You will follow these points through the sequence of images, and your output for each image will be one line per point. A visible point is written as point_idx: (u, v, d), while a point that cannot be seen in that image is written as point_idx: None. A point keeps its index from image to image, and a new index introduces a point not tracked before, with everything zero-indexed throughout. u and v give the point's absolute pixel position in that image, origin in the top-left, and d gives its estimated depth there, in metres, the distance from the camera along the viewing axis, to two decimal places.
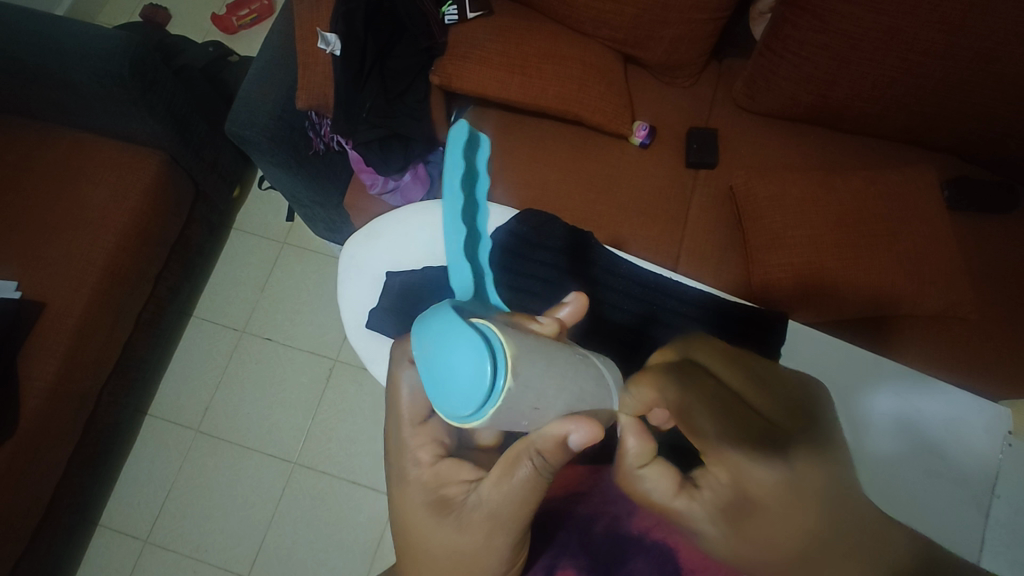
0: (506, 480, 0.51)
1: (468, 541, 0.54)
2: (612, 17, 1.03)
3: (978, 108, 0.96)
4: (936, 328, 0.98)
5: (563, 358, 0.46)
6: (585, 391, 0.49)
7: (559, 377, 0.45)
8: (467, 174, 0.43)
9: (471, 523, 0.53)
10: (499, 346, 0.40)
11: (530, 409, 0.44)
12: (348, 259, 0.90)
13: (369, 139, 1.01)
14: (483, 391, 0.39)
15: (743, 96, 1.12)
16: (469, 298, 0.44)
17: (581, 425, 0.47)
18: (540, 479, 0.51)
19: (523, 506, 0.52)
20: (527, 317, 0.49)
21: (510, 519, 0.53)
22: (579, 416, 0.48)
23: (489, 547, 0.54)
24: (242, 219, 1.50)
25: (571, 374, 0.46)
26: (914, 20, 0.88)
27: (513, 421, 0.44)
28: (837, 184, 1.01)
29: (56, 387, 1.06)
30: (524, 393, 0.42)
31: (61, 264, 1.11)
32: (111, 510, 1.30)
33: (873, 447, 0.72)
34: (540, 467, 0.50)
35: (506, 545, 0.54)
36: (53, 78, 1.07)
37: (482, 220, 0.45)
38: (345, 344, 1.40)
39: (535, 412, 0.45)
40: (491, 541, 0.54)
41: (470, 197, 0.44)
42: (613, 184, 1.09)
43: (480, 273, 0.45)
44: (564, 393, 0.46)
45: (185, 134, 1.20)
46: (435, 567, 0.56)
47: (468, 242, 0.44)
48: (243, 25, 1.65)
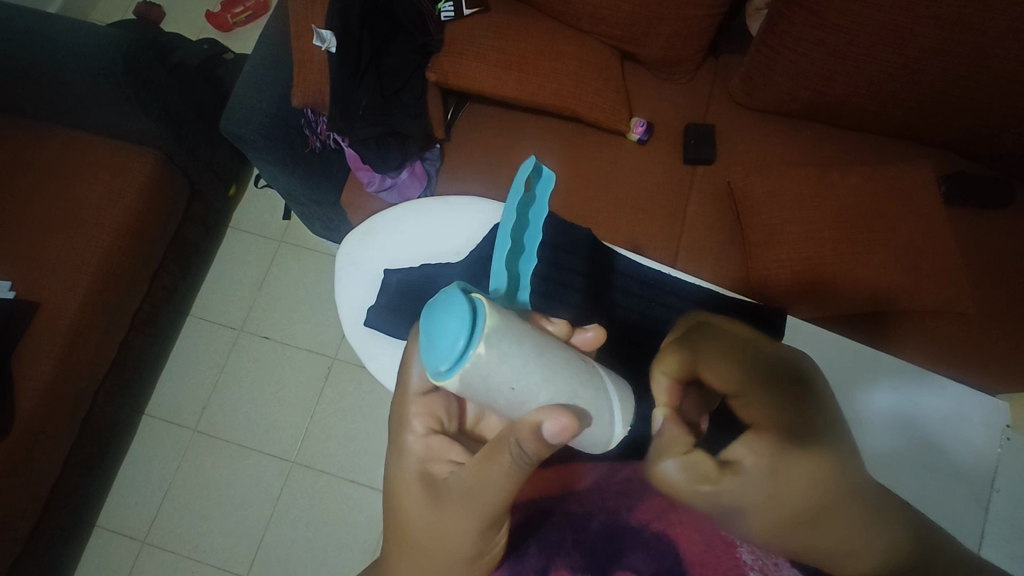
0: (487, 465, 0.51)
1: (442, 518, 0.54)
2: (609, 13, 1.03)
3: (975, 104, 0.96)
4: (935, 324, 0.98)
5: (553, 354, 0.48)
6: (574, 391, 0.48)
7: (544, 368, 0.46)
8: (525, 201, 0.53)
9: (449, 502, 0.54)
10: (481, 319, 0.44)
11: (505, 388, 0.45)
12: (346, 257, 0.90)
13: (366, 137, 0.99)
14: (454, 354, 0.43)
15: (740, 93, 1.12)
16: (499, 295, 0.52)
17: (560, 419, 0.46)
18: (519, 469, 0.50)
19: (496, 494, 0.52)
20: (541, 317, 0.55)
21: (484, 505, 0.52)
22: (562, 409, 0.47)
23: (460, 531, 0.53)
24: (239, 218, 1.50)
25: (559, 368, 0.47)
26: (910, 16, 0.88)
27: (491, 397, 0.46)
28: (834, 179, 1.01)
29: (52, 388, 1.05)
30: (499, 367, 0.44)
31: (56, 264, 1.10)
32: (108, 511, 1.29)
33: (873, 445, 0.72)
34: (519, 456, 0.49)
35: (478, 534, 0.53)
36: (45, 76, 1.06)
37: (528, 239, 0.54)
38: (344, 343, 1.40)
39: (512, 394, 0.46)
40: (464, 526, 0.53)
41: (523, 220, 0.53)
42: (611, 180, 1.09)
43: (515, 279, 0.53)
44: (550, 384, 0.47)
45: (180, 132, 1.19)
46: (411, 541, 0.56)
47: (512, 253, 0.53)
48: (238, 23, 1.64)
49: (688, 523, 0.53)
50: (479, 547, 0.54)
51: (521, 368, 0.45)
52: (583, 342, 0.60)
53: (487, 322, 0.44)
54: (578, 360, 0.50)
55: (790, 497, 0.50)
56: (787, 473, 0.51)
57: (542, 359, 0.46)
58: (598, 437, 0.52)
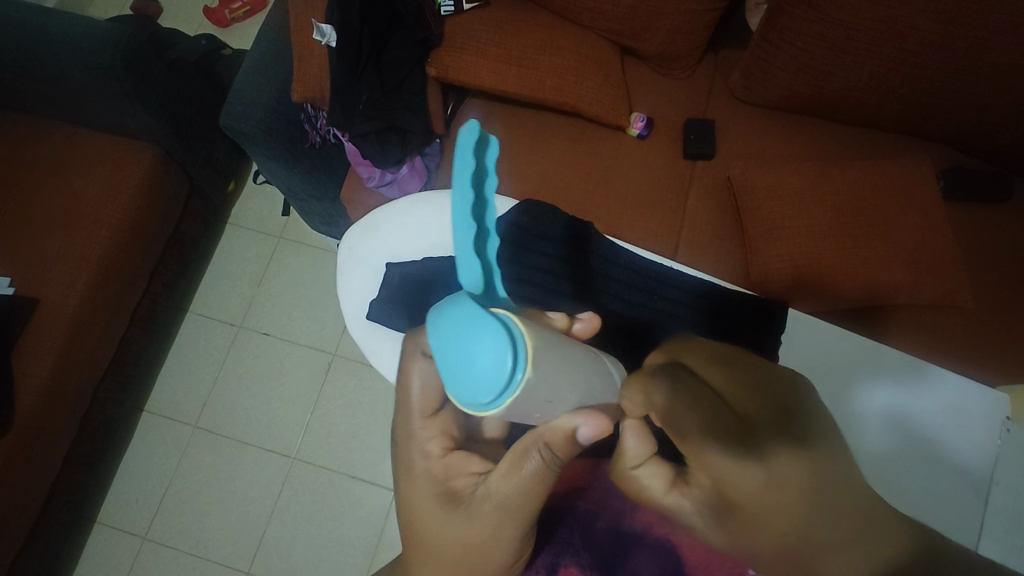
0: (516, 473, 0.52)
1: (478, 534, 0.54)
2: (608, 8, 1.03)
3: (974, 98, 0.96)
4: (933, 317, 0.99)
5: (576, 357, 0.49)
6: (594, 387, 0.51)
7: (573, 374, 0.48)
8: (478, 172, 0.45)
9: (482, 516, 0.53)
10: (520, 340, 0.41)
11: (545, 402, 0.46)
12: (347, 250, 0.90)
13: (366, 131, 0.99)
14: (501, 383, 0.39)
15: (739, 88, 1.12)
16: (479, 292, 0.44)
17: (591, 419, 0.49)
18: (552, 472, 0.52)
19: (532, 498, 0.53)
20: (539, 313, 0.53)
21: (521, 510, 0.53)
22: (588, 410, 0.50)
23: (497, 541, 0.54)
24: (238, 214, 1.49)
25: (583, 370, 0.49)
26: (910, 11, 0.88)
27: (528, 412, 0.46)
28: (833, 173, 1.01)
29: (51, 384, 1.05)
30: (541, 387, 0.43)
31: (55, 260, 1.09)
32: (109, 508, 1.29)
33: (865, 442, 0.72)
34: (551, 460, 0.51)
35: (515, 540, 0.55)
36: (42, 71, 1.05)
37: (488, 217, 0.46)
38: (344, 338, 1.40)
39: (548, 405, 0.46)
40: (501, 534, 0.54)
41: (479, 196, 0.45)
42: (611, 175, 1.09)
43: (488, 267, 0.46)
44: (577, 387, 0.49)
45: (178, 127, 1.18)
46: (442, 562, 0.55)
47: (478, 237, 0.45)
48: (236, 19, 1.64)
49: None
50: (516, 552, 0.56)
51: (558, 381, 0.45)
52: (580, 333, 0.59)
53: (527, 346, 0.41)
54: (584, 350, 0.52)
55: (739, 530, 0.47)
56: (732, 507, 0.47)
57: (570, 368, 0.47)
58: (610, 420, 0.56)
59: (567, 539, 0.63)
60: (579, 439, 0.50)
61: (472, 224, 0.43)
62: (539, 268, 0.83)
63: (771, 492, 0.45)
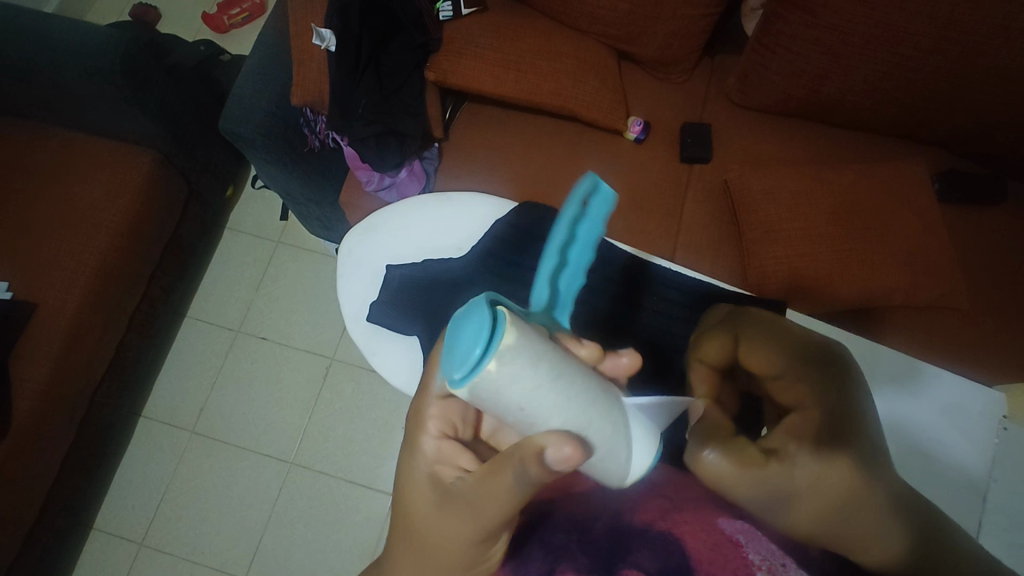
0: (492, 478, 0.47)
1: (443, 528, 0.51)
2: (606, 13, 1.04)
3: (969, 101, 0.97)
4: (931, 318, 0.99)
5: (578, 385, 0.43)
6: (589, 425, 0.43)
7: (562, 399, 0.42)
8: (577, 220, 0.45)
9: (451, 512, 0.50)
10: (500, 333, 0.40)
11: (513, 408, 0.42)
12: (347, 253, 0.90)
13: (366, 135, 0.99)
14: (465, 363, 0.41)
15: (736, 92, 1.13)
16: (537, 312, 0.46)
17: (564, 444, 0.42)
18: (524, 489, 0.46)
19: (505, 510, 0.47)
20: (571, 339, 0.48)
21: (488, 518, 0.48)
22: (575, 442, 0.42)
23: (456, 541, 0.50)
24: (236, 219, 1.50)
25: (580, 399, 0.43)
26: (904, 16, 0.89)
27: (497, 411, 0.43)
28: (830, 176, 1.02)
29: (50, 388, 1.05)
30: (510, 388, 0.41)
31: (54, 265, 1.09)
32: (106, 513, 1.29)
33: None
34: (523, 476, 0.45)
35: (475, 547, 0.50)
36: (41, 77, 1.06)
37: (583, 259, 0.46)
38: (342, 342, 1.40)
39: (521, 415, 0.42)
40: (462, 537, 0.50)
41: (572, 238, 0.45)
42: (608, 179, 1.09)
43: (558, 296, 0.47)
44: (565, 414, 0.42)
45: (177, 132, 1.19)
46: (415, 542, 0.53)
47: (557, 271, 0.46)
48: (234, 25, 1.65)
49: (696, 520, 0.43)
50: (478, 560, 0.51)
51: (534, 391, 0.41)
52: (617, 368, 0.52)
53: (504, 338, 0.40)
54: (598, 391, 0.45)
55: (832, 499, 0.43)
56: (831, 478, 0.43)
57: (552, 384, 0.42)
58: (617, 475, 0.46)
59: (561, 545, 0.45)
60: (553, 463, 0.42)
61: (555, 257, 0.45)
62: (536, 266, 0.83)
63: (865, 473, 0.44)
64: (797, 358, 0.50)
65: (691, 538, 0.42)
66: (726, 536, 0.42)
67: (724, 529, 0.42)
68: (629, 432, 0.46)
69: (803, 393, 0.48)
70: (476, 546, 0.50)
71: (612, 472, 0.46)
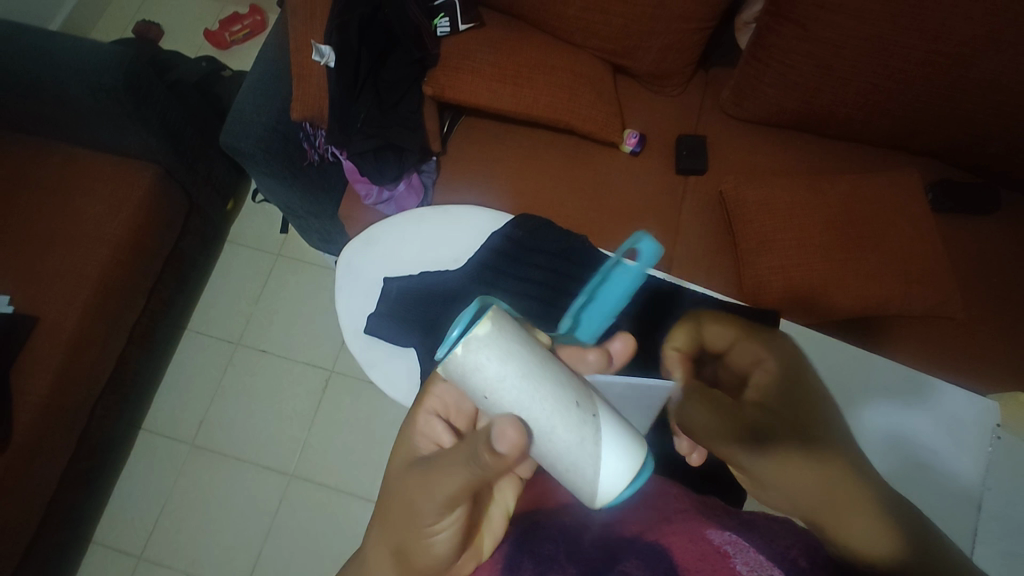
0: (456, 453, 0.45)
1: (396, 508, 0.48)
2: (601, 28, 1.06)
3: (960, 113, 0.99)
4: (926, 327, 1.00)
5: (544, 388, 0.44)
6: (551, 426, 0.44)
7: (524, 395, 0.44)
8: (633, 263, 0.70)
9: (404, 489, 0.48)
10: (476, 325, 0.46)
11: (479, 393, 0.46)
12: (346, 265, 0.91)
13: (364, 149, 1.00)
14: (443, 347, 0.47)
15: (730, 104, 1.15)
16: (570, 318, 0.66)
17: (518, 429, 0.42)
18: (472, 471, 0.44)
19: (457, 492, 0.45)
20: (574, 353, 0.55)
21: (438, 495, 0.45)
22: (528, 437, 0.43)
23: (405, 523, 0.47)
24: (237, 232, 1.51)
25: (544, 400, 0.44)
26: (894, 29, 0.91)
27: (470, 395, 0.47)
28: (824, 186, 1.03)
29: (51, 400, 1.05)
30: (475, 375, 0.45)
31: (56, 278, 1.10)
32: (105, 527, 1.28)
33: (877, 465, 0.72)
34: (476, 460, 0.43)
35: (422, 533, 0.46)
36: (46, 93, 1.07)
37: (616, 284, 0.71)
38: (341, 354, 1.41)
39: (486, 401, 0.46)
40: (408, 519, 0.47)
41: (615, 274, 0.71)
42: (605, 190, 1.10)
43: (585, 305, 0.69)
44: (526, 409, 0.44)
45: (178, 146, 1.20)
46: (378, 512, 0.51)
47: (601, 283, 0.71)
48: (236, 41, 1.67)
49: (685, 532, 0.41)
50: (425, 553, 0.47)
51: (497, 381, 0.44)
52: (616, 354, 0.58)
53: (477, 329, 0.45)
54: (572, 401, 0.45)
55: (801, 471, 0.47)
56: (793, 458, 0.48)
57: (512, 377, 0.44)
58: (583, 484, 0.45)
59: (550, 555, 0.43)
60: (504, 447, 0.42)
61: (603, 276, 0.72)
62: (532, 278, 0.83)
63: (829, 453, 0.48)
64: (744, 332, 0.61)
65: (678, 551, 0.39)
66: (713, 547, 0.38)
67: (713, 540, 0.39)
68: (600, 447, 0.44)
69: (757, 354, 0.59)
70: (423, 532, 0.46)
71: (578, 476, 0.45)
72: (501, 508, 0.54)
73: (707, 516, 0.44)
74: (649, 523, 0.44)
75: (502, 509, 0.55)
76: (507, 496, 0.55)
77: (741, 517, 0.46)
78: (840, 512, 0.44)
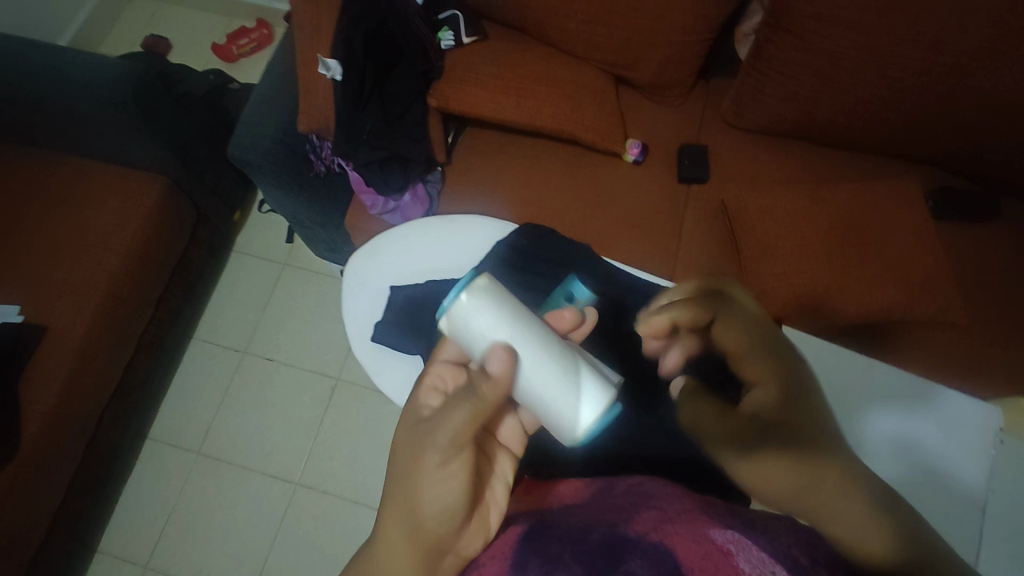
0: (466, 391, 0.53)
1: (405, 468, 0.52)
2: (603, 40, 1.07)
3: (960, 122, 1.00)
4: (930, 334, 1.00)
5: (529, 330, 0.55)
6: (534, 365, 0.54)
7: (512, 335, 0.54)
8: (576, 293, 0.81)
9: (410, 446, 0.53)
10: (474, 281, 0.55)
11: (476, 336, 0.55)
12: (352, 274, 0.92)
13: (370, 160, 1.02)
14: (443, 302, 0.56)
15: (731, 114, 1.16)
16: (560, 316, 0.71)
17: (506, 359, 0.53)
18: (472, 403, 0.51)
19: (470, 424, 0.51)
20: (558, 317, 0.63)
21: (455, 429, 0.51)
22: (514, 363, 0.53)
23: (417, 481, 0.50)
24: (243, 242, 1.53)
25: (529, 339, 0.54)
26: (892, 40, 0.92)
27: (466, 343, 0.56)
28: (825, 195, 1.04)
29: (58, 410, 1.06)
30: (473, 319, 0.55)
31: (65, 288, 1.12)
32: (111, 536, 1.28)
33: (886, 472, 0.72)
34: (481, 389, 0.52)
35: (435, 488, 0.50)
36: (57, 107, 1.09)
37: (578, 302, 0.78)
38: (346, 363, 1.41)
39: (481, 343, 0.54)
40: (418, 471, 0.51)
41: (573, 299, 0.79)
42: (608, 199, 1.11)
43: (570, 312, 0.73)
44: (515, 347, 0.54)
45: (186, 158, 1.22)
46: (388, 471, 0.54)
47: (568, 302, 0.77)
48: (243, 54, 1.70)
49: (688, 532, 0.41)
50: (440, 514, 0.50)
51: (493, 323, 0.54)
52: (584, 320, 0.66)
53: (477, 282, 0.55)
54: (553, 342, 0.55)
55: (789, 484, 0.49)
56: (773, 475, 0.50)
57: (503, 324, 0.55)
58: (560, 420, 0.53)
59: (556, 556, 0.43)
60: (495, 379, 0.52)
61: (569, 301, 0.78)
62: (538, 288, 0.84)
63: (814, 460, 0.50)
64: (757, 337, 0.60)
65: (683, 552, 0.39)
66: (716, 546, 0.39)
67: (715, 540, 0.39)
68: (575, 383, 0.53)
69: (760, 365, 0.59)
70: (436, 486, 0.50)
71: (555, 411, 0.53)
72: (502, 482, 0.60)
73: (711, 516, 0.44)
74: (654, 522, 0.44)
75: (502, 484, 0.60)
76: (506, 471, 0.61)
77: (743, 516, 0.46)
78: (823, 512, 0.46)
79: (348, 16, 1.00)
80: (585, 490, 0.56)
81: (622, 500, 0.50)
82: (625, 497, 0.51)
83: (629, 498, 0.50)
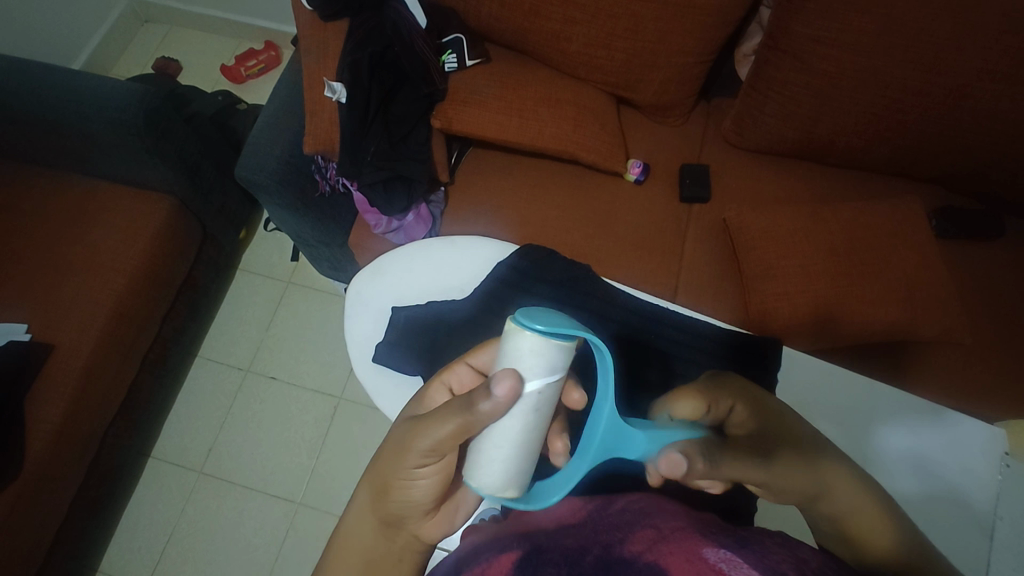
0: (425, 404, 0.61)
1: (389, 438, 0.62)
2: (604, 62, 1.09)
3: (960, 142, 1.00)
4: (936, 354, 0.99)
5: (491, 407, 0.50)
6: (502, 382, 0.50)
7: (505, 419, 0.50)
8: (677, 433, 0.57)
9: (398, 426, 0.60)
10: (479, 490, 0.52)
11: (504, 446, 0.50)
12: (355, 294, 0.92)
13: (374, 180, 1.03)
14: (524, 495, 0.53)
15: (732, 133, 1.17)
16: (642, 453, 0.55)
17: (501, 390, 0.48)
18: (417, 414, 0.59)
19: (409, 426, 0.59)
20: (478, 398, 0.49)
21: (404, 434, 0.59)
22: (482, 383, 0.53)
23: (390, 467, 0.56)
24: (249, 261, 1.54)
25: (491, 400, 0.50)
26: (889, 60, 0.93)
27: (518, 459, 0.51)
28: (827, 216, 1.04)
29: (64, 426, 1.06)
30: (496, 462, 0.51)
31: (72, 307, 1.13)
32: (111, 556, 1.28)
33: (900, 487, 0.72)
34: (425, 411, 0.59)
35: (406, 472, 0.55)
36: (69, 130, 1.11)
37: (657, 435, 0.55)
38: (349, 382, 1.42)
39: (504, 441, 0.50)
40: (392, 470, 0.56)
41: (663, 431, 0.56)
42: (610, 218, 1.12)
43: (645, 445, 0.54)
44: (508, 414, 0.50)
45: (194, 178, 1.24)
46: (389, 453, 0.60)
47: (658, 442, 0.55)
48: (251, 75, 1.73)
49: (682, 551, 0.40)
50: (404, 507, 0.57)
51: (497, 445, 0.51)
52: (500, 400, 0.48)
53: (476, 485, 0.52)
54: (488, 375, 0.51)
55: (847, 508, 0.55)
56: (842, 504, 0.55)
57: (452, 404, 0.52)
58: (535, 356, 0.48)
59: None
60: None
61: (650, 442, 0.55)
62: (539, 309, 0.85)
63: (856, 495, 0.57)
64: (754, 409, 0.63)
65: (675, 567, 0.38)
66: (708, 565, 0.38)
67: (708, 558, 0.38)
68: (507, 354, 0.49)
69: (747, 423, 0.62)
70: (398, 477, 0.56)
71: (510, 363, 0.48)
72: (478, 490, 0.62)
73: (704, 534, 0.43)
74: (647, 541, 0.44)
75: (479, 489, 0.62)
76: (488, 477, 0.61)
77: (736, 533, 0.46)
78: (872, 526, 0.53)
79: (354, 40, 1.02)
80: (582, 508, 0.55)
81: (619, 518, 0.50)
82: (622, 516, 0.50)
83: (627, 516, 0.50)
